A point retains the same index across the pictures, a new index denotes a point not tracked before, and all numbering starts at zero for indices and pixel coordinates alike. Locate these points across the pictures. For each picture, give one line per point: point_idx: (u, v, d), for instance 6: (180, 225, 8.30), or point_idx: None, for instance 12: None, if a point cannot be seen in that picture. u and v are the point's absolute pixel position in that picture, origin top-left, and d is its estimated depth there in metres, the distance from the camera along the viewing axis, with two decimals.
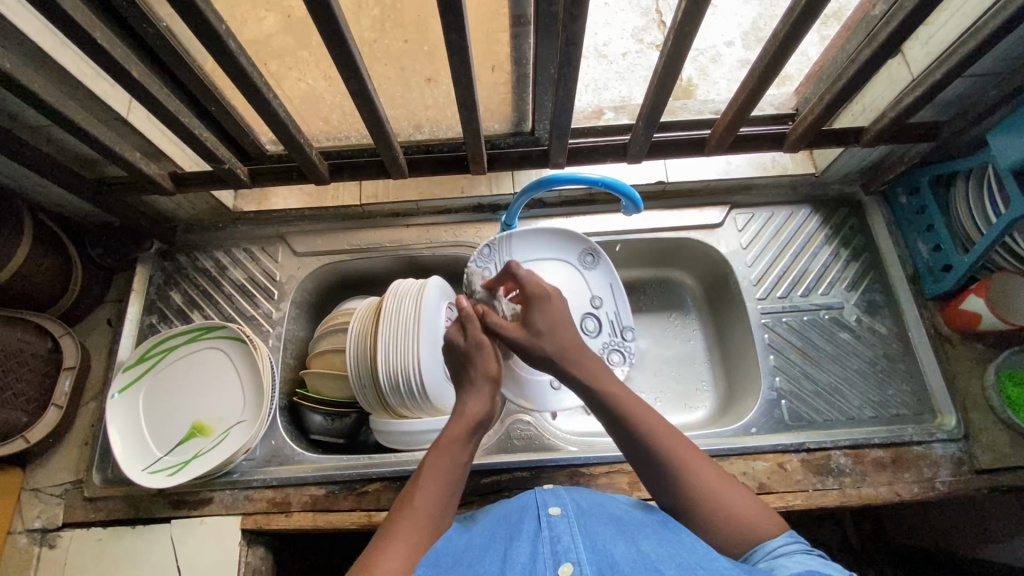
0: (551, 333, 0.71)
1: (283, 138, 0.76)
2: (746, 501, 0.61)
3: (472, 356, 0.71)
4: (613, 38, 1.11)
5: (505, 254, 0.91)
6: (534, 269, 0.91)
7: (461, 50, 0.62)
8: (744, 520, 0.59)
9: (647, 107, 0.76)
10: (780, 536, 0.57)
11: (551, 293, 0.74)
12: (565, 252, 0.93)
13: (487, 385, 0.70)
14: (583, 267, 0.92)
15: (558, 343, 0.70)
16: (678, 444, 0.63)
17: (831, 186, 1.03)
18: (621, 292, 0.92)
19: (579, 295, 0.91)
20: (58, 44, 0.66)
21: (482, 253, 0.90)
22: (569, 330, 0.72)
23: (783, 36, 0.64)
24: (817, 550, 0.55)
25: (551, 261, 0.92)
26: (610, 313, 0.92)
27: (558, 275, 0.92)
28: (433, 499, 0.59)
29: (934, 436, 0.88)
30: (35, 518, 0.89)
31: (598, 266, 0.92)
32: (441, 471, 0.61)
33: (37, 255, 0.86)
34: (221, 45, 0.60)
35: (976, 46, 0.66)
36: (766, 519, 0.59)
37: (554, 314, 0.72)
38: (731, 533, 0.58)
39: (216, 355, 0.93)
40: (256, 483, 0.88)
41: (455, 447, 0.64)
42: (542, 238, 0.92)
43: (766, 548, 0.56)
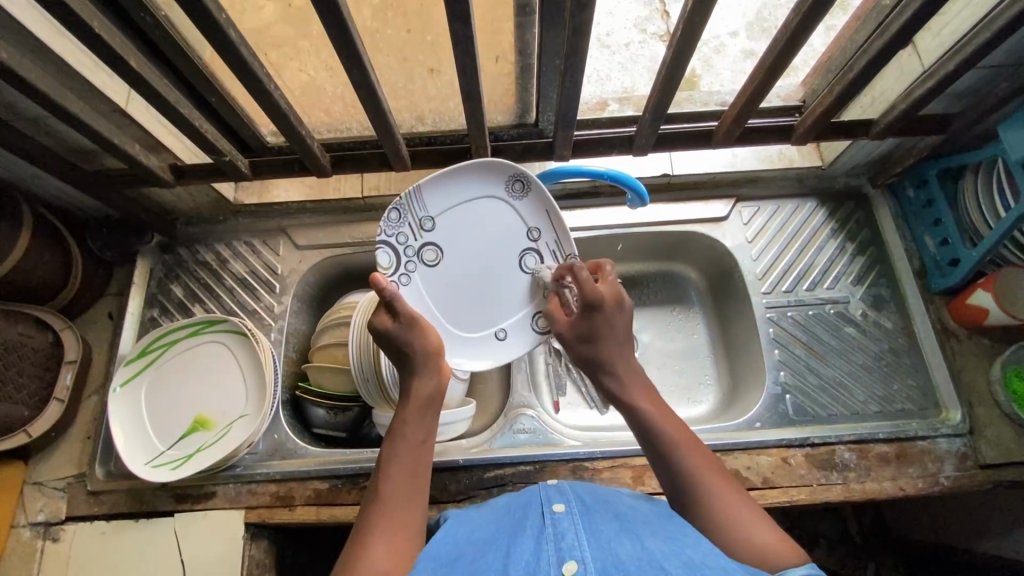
0: (594, 342, 0.70)
1: (284, 129, 0.75)
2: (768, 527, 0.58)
3: (410, 339, 0.67)
4: (617, 28, 1.09)
5: (418, 209, 0.73)
6: (456, 217, 0.75)
7: (466, 40, 0.61)
8: (764, 546, 0.57)
9: (654, 99, 0.75)
10: (801, 566, 0.54)
11: (609, 301, 0.70)
12: (486, 184, 0.75)
13: (435, 357, 0.68)
14: (511, 198, 0.76)
15: (598, 351, 0.69)
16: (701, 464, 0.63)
17: (838, 179, 1.02)
18: (559, 219, 0.76)
19: (511, 229, 0.77)
20: (55, 35, 0.64)
21: (391, 218, 0.72)
22: (618, 341, 0.70)
23: (794, 27, 0.63)
24: None
25: (473, 201, 0.75)
26: (551, 242, 0.77)
27: (481, 214, 0.76)
28: (400, 488, 0.59)
29: (939, 431, 0.87)
30: (38, 512, 0.89)
31: (528, 194, 0.76)
32: (403, 456, 0.61)
33: (36, 249, 0.85)
34: (221, 34, 0.59)
35: (990, 37, 0.65)
36: (787, 547, 0.56)
37: (612, 322, 0.70)
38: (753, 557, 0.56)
39: (217, 349, 0.92)
40: (260, 476, 0.88)
41: (410, 426, 0.64)
42: (454, 179, 0.73)
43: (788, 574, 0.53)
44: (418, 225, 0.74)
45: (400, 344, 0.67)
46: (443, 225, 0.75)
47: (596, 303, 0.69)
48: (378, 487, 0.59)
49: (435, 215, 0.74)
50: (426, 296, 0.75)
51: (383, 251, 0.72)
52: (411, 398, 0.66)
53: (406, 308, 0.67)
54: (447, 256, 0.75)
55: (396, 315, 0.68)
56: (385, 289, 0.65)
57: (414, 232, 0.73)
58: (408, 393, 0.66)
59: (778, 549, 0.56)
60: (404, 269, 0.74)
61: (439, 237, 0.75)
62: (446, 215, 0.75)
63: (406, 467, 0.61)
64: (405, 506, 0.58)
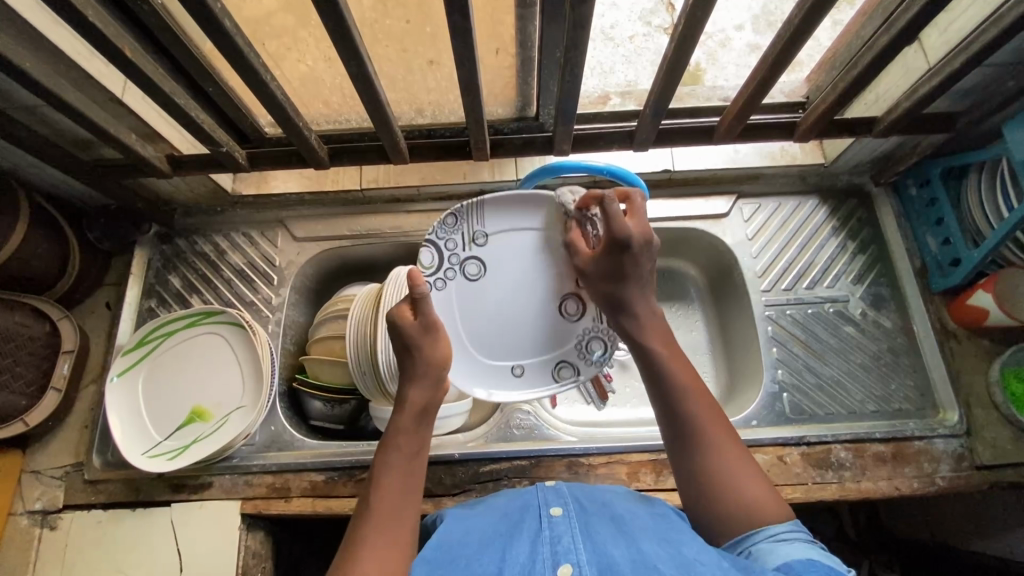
0: (616, 280, 0.69)
1: (281, 121, 0.74)
2: (759, 482, 0.60)
3: (418, 345, 0.66)
4: (621, 20, 1.08)
5: (475, 223, 0.76)
6: (508, 242, 0.76)
7: (464, 32, 0.60)
8: (750, 500, 0.59)
9: (655, 94, 0.74)
10: (786, 523, 0.57)
11: (638, 242, 0.67)
12: (547, 227, 0.76)
13: (436, 369, 0.66)
14: (565, 244, 0.76)
15: (620, 291, 0.69)
16: (705, 411, 0.64)
17: (840, 176, 1.02)
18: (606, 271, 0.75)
19: (558, 275, 0.77)
20: (49, 22, 0.64)
21: (446, 222, 0.75)
22: (639, 281, 0.70)
23: (798, 22, 0.62)
24: (818, 542, 0.55)
25: (529, 235, 0.76)
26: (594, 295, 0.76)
27: (534, 253, 0.76)
28: (393, 497, 0.59)
29: (936, 431, 0.87)
30: (36, 500, 0.89)
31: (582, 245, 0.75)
32: (393, 467, 0.61)
33: (32, 237, 0.85)
34: (217, 24, 0.58)
35: (997, 35, 0.64)
36: (773, 502, 0.59)
37: (639, 265, 0.69)
38: (738, 509, 0.58)
39: (214, 340, 0.92)
40: (256, 468, 0.88)
41: (406, 434, 0.64)
42: (515, 207, 0.75)
43: (768, 530, 0.56)
44: (470, 237, 0.76)
45: (407, 349, 0.66)
46: (492, 245, 0.76)
47: (624, 242, 0.67)
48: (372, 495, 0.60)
49: (489, 233, 0.76)
50: (457, 308, 0.76)
51: (428, 250, 0.75)
52: (407, 404, 0.65)
53: (431, 309, 0.66)
54: (489, 275, 0.76)
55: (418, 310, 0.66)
56: (420, 286, 0.64)
57: (465, 242, 0.75)
58: (403, 403, 0.66)
59: (761, 504, 0.58)
60: (442, 274, 0.76)
61: (488, 254, 0.76)
62: (500, 237, 0.76)
63: (400, 473, 0.61)
64: (394, 516, 0.58)
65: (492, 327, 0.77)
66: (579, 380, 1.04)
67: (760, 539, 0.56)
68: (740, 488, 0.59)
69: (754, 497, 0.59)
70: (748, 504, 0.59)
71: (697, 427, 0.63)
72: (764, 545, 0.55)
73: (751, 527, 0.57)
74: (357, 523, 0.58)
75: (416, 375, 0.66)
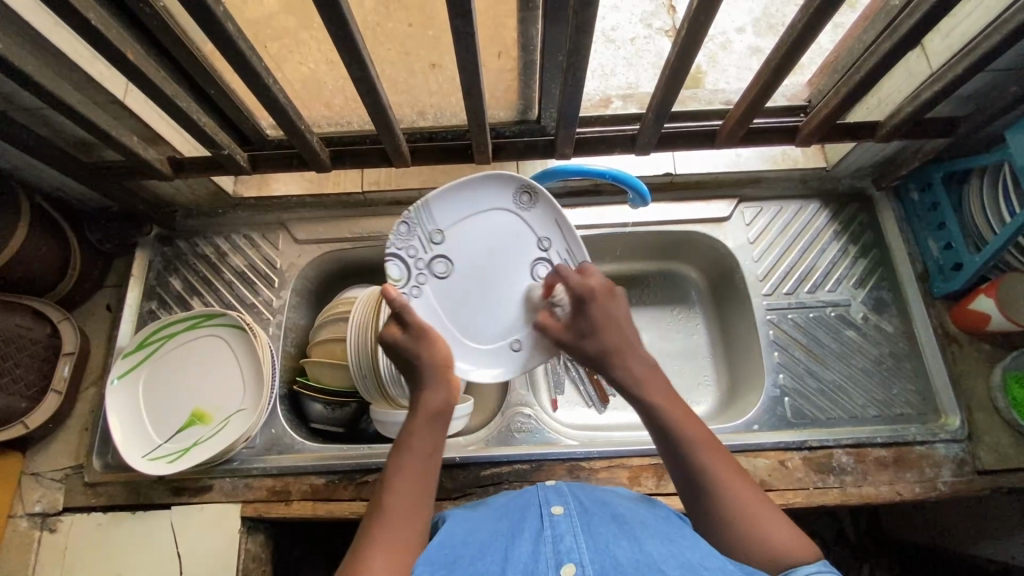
0: (595, 336, 0.67)
1: (283, 124, 0.74)
2: (780, 522, 0.57)
3: (418, 350, 0.66)
4: (622, 23, 1.08)
5: (427, 223, 0.71)
6: (467, 231, 0.72)
7: (467, 36, 0.60)
8: (778, 543, 0.55)
9: (657, 98, 0.74)
10: (814, 564, 0.54)
11: (598, 292, 0.68)
12: (498, 197, 0.73)
13: (443, 371, 0.66)
14: (520, 209, 0.74)
15: (601, 344, 0.67)
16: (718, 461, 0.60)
17: (842, 181, 1.02)
18: (568, 225, 0.74)
19: (522, 240, 0.75)
20: (51, 24, 0.64)
21: (400, 231, 0.69)
22: (620, 332, 0.67)
23: (800, 28, 0.62)
24: None
25: (484, 214, 0.73)
26: (561, 251, 0.75)
27: (495, 227, 0.74)
28: (406, 500, 0.58)
29: (937, 436, 0.87)
30: (36, 502, 0.89)
31: (536, 206, 0.74)
32: (406, 469, 0.60)
33: (33, 239, 0.85)
34: (220, 28, 0.58)
35: (1000, 41, 0.64)
36: (801, 545, 0.55)
37: (608, 314, 0.68)
38: (763, 554, 0.55)
39: (215, 342, 0.92)
40: (256, 471, 0.88)
41: (418, 438, 0.62)
42: (461, 192, 0.71)
43: (798, 572, 0.53)
44: (428, 239, 0.71)
45: (407, 355, 0.66)
46: (452, 239, 0.72)
47: (584, 294, 0.68)
48: (381, 499, 0.58)
49: (445, 229, 0.71)
50: (438, 308, 0.72)
51: (393, 264, 0.70)
52: (419, 408, 0.64)
53: (414, 318, 0.67)
54: (460, 270, 0.72)
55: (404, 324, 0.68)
56: (395, 299, 0.66)
57: (425, 245, 0.71)
58: (416, 404, 0.64)
59: (788, 546, 0.55)
60: (414, 283, 0.70)
61: (452, 249, 0.72)
62: (458, 228, 0.72)
63: (411, 477, 0.59)
64: (408, 520, 0.57)
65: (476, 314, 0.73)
66: (580, 383, 1.04)
67: None
68: (764, 533, 0.56)
69: (780, 541, 0.55)
70: (774, 547, 0.55)
71: (710, 475, 0.59)
72: None
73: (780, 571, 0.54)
74: (366, 527, 0.57)
75: (427, 378, 0.66)
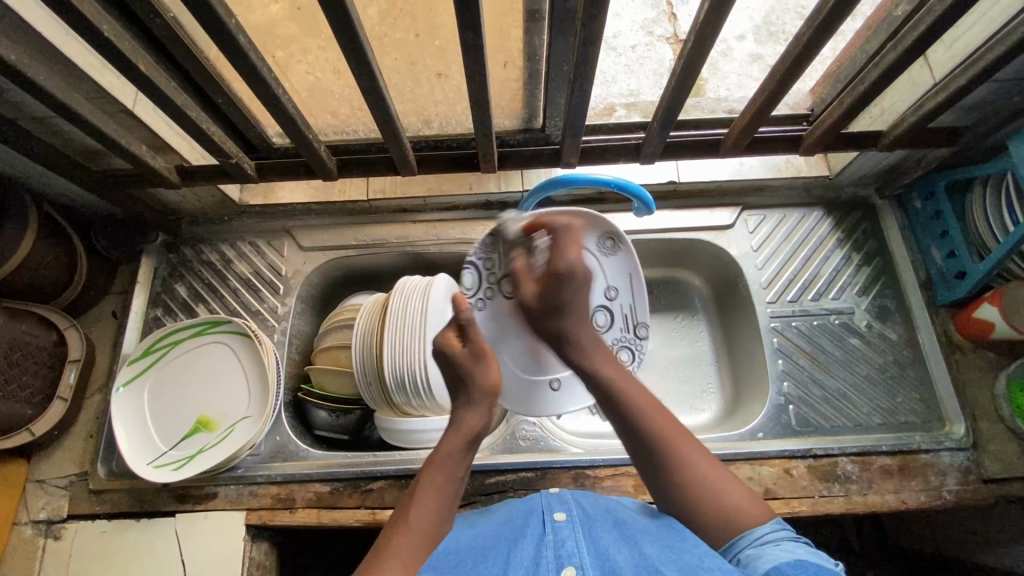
0: (564, 313, 0.72)
1: (291, 133, 0.74)
2: (729, 482, 0.62)
3: (472, 371, 0.67)
4: (623, 30, 1.09)
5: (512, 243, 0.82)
6: None
7: (476, 48, 0.61)
8: (732, 507, 0.60)
9: (663, 107, 0.75)
10: (769, 524, 0.58)
11: (579, 270, 0.72)
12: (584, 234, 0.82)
13: (489, 397, 0.67)
14: (601, 254, 0.84)
15: (563, 322, 0.71)
16: (673, 430, 0.64)
17: (845, 189, 1.02)
18: (638, 284, 0.85)
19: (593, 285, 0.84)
20: (62, 34, 0.64)
21: (483, 245, 0.83)
22: (580, 310, 0.72)
23: (804, 43, 0.63)
24: (802, 538, 0.57)
25: None
26: (625, 305, 0.85)
27: None
28: (428, 510, 0.58)
29: (942, 444, 0.87)
30: (41, 509, 0.89)
31: (616, 254, 0.84)
32: (435, 483, 0.60)
33: (41, 246, 0.85)
34: (232, 40, 0.59)
35: (1003, 52, 0.64)
36: (755, 507, 0.60)
37: (574, 289, 0.72)
38: (719, 520, 0.60)
39: (220, 349, 0.92)
40: (260, 478, 0.88)
41: (451, 459, 0.62)
42: None
43: (754, 536, 0.57)
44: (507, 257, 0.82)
45: (461, 373, 0.67)
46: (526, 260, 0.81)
47: (563, 272, 0.72)
48: (410, 505, 0.58)
49: None
50: (496, 322, 0.84)
51: (468, 273, 0.84)
52: (458, 428, 0.65)
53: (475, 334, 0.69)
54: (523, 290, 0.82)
55: (464, 338, 0.69)
56: (463, 310, 0.70)
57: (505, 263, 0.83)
58: (454, 425, 0.65)
59: (741, 510, 0.60)
60: (482, 294, 0.84)
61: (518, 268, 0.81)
62: None
63: (443, 491, 0.60)
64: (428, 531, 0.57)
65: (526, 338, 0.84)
66: None
67: (747, 544, 0.57)
68: (718, 497, 0.61)
69: (733, 504, 0.60)
70: (728, 512, 0.60)
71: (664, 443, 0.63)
72: (752, 550, 0.56)
73: (733, 535, 0.59)
74: (388, 531, 0.57)
75: (471, 400, 0.67)
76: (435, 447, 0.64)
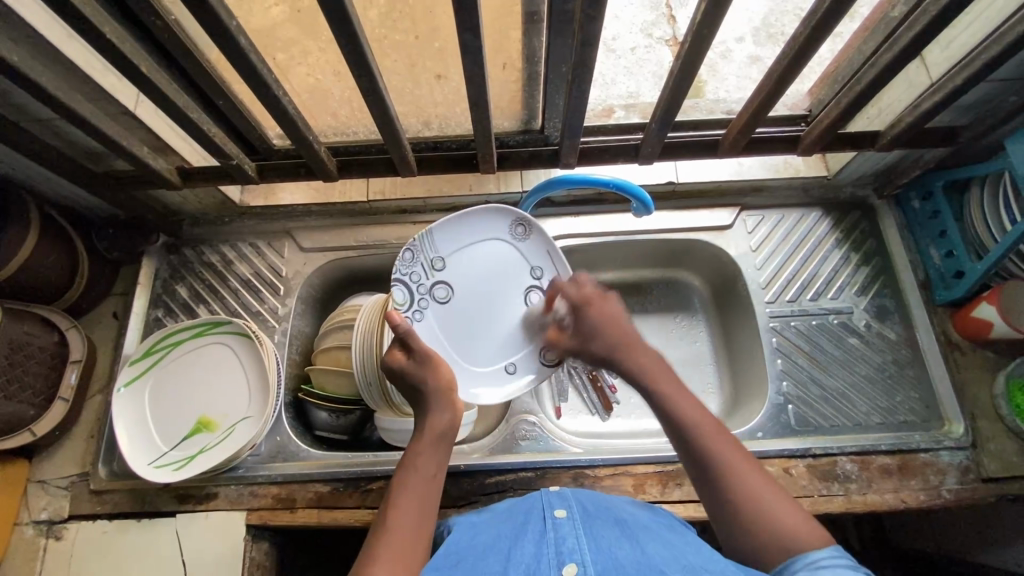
0: (598, 340, 0.72)
1: (291, 134, 0.75)
2: (786, 505, 0.59)
3: (422, 375, 0.69)
4: (623, 32, 1.09)
5: (429, 251, 0.79)
6: (465, 260, 0.80)
7: (475, 49, 0.61)
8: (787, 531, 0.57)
9: (661, 108, 0.75)
10: (824, 549, 0.55)
11: (593, 296, 0.75)
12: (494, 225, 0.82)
13: (446, 394, 0.68)
14: (516, 240, 0.82)
15: (601, 347, 0.72)
16: (727, 450, 0.62)
17: (843, 189, 1.02)
18: (560, 257, 0.82)
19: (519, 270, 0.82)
20: (64, 36, 0.65)
21: (405, 258, 0.77)
22: (615, 326, 0.72)
23: (800, 44, 0.64)
24: (863, 567, 0.53)
25: (478, 243, 0.81)
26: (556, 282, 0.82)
27: (488, 256, 0.82)
28: (407, 515, 0.58)
29: (942, 444, 0.87)
30: (42, 510, 0.89)
31: (532, 236, 0.82)
32: (412, 488, 0.60)
33: (43, 247, 0.86)
34: (233, 41, 0.60)
35: (999, 52, 0.65)
36: (810, 530, 0.57)
37: (601, 314, 0.73)
38: (776, 540, 0.57)
39: (221, 350, 0.92)
40: (261, 478, 0.89)
41: (420, 459, 0.63)
42: (465, 222, 0.80)
43: (807, 559, 0.54)
44: (430, 265, 0.79)
45: (412, 380, 0.69)
46: (452, 267, 0.80)
47: (580, 303, 0.74)
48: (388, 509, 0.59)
49: (445, 257, 0.80)
50: (438, 329, 0.79)
51: (398, 289, 0.77)
52: (425, 430, 0.66)
53: (420, 345, 0.70)
54: (457, 296, 0.80)
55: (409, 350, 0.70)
56: (400, 325, 0.69)
57: (427, 271, 0.78)
58: (420, 428, 0.66)
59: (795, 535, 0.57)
60: (417, 306, 0.78)
61: (451, 277, 0.79)
62: (455, 256, 0.80)
63: (420, 491, 0.60)
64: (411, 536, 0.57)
65: (473, 334, 0.81)
66: (583, 391, 1.04)
67: (799, 567, 0.54)
68: (773, 518, 0.58)
69: (790, 527, 0.57)
70: (784, 535, 0.57)
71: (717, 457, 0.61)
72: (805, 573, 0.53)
73: (788, 558, 0.55)
74: (371, 539, 0.57)
75: (431, 401, 0.68)
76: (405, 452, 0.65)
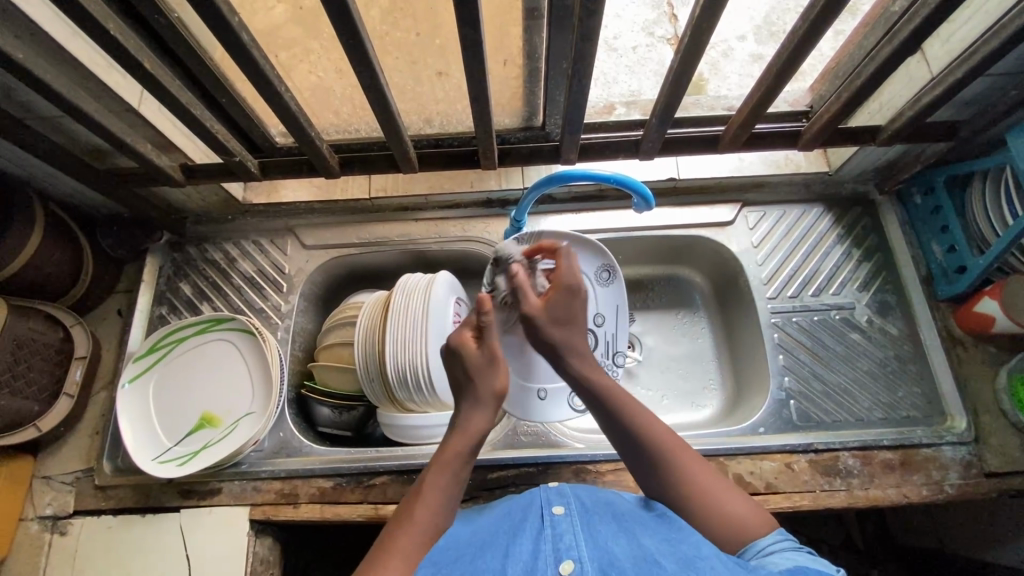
0: (565, 327, 0.70)
1: (293, 131, 0.75)
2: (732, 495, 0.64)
3: (479, 371, 0.67)
4: (624, 31, 1.09)
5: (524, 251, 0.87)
6: None
7: (475, 45, 0.61)
8: (745, 523, 0.61)
9: (661, 104, 0.75)
10: (771, 534, 0.60)
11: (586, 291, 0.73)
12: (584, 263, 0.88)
13: (495, 399, 0.67)
14: (597, 282, 0.88)
15: (568, 336, 0.70)
16: (682, 454, 0.65)
17: (844, 185, 1.02)
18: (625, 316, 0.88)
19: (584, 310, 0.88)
20: (69, 34, 0.65)
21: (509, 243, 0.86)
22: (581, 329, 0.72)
23: (799, 39, 0.64)
24: (805, 547, 0.58)
25: None
26: (608, 333, 0.88)
27: None
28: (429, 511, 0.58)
29: (943, 439, 0.87)
30: (47, 505, 0.90)
31: (610, 286, 0.88)
32: (438, 483, 0.60)
33: (48, 245, 0.86)
34: (234, 37, 0.60)
35: (999, 46, 0.64)
36: (761, 518, 0.62)
37: (577, 308, 0.71)
38: (727, 532, 0.61)
39: (224, 346, 0.93)
40: (264, 474, 0.89)
41: (455, 460, 0.62)
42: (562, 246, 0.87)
43: (758, 546, 0.58)
44: None
45: (468, 372, 0.67)
46: None
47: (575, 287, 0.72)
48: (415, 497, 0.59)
49: None
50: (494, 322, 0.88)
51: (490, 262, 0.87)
52: (463, 430, 0.65)
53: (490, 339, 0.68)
54: None
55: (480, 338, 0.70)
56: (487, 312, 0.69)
57: None
58: (458, 428, 0.65)
59: (751, 523, 0.61)
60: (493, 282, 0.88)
61: None
62: None
63: (449, 487, 0.60)
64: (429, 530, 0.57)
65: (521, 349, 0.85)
66: None
67: (751, 555, 0.58)
68: (722, 510, 0.62)
69: (739, 516, 0.61)
70: (741, 525, 0.61)
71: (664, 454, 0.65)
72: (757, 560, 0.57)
73: (744, 545, 0.60)
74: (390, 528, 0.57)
75: (477, 400, 0.66)
76: (438, 448, 0.64)
